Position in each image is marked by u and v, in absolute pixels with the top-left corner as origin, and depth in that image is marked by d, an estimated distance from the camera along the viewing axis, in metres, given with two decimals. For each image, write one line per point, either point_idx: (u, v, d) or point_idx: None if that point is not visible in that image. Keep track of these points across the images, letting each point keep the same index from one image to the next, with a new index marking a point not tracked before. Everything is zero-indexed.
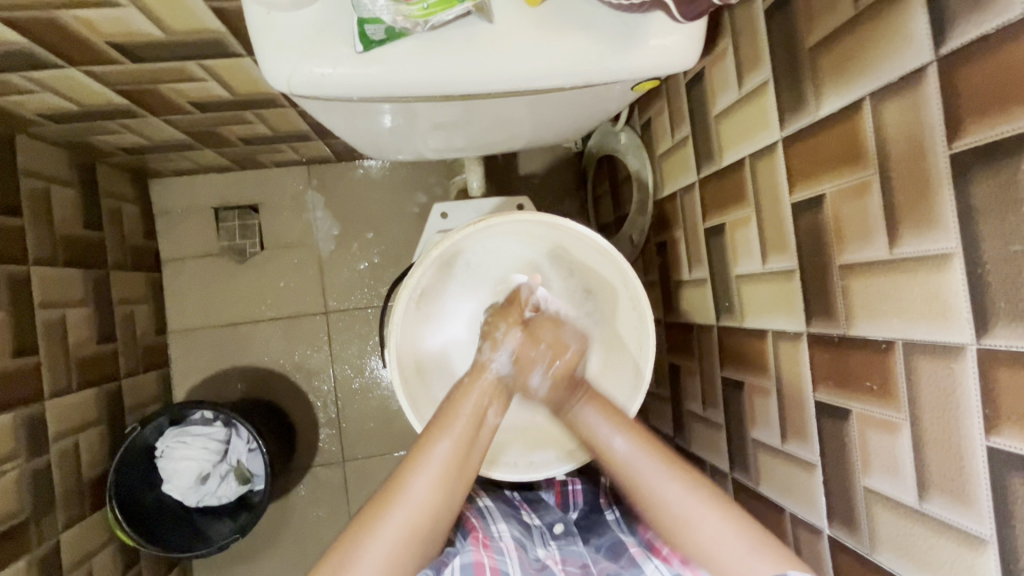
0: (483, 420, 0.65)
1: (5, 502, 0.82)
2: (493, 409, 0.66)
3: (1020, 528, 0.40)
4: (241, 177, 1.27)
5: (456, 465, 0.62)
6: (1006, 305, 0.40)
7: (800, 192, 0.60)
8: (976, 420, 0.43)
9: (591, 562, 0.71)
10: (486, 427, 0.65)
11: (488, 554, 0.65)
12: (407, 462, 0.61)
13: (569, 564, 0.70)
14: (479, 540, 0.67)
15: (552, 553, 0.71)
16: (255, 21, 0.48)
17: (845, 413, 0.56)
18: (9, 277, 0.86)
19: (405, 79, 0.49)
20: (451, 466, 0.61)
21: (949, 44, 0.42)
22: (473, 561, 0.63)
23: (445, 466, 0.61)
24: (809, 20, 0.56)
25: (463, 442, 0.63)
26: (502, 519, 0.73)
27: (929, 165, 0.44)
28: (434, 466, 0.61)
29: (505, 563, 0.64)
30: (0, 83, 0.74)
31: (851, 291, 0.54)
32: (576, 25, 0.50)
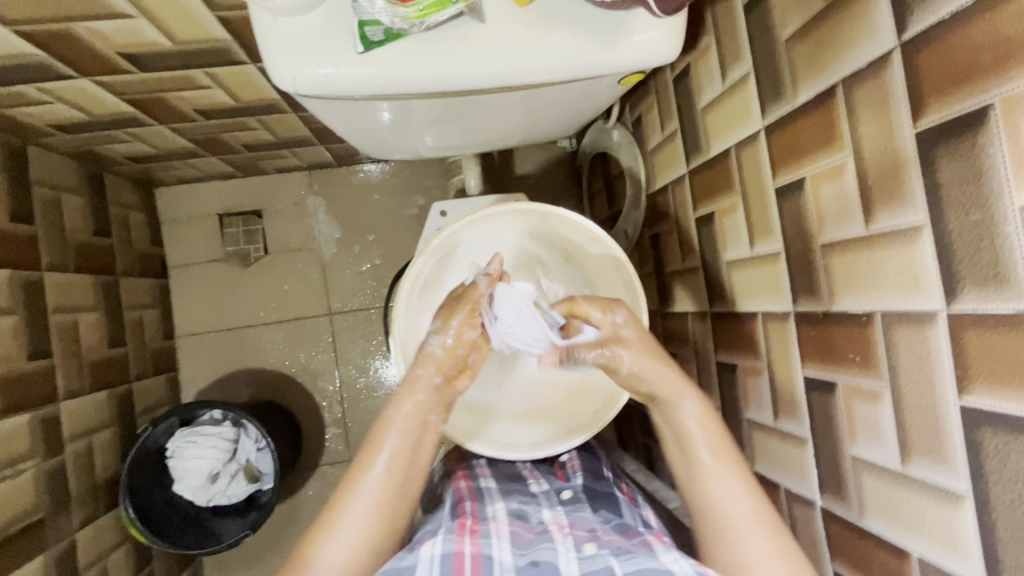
0: (421, 433, 0.66)
1: (23, 501, 0.84)
2: (436, 415, 0.67)
3: (993, 482, 0.43)
4: (245, 183, 1.30)
5: (389, 492, 0.64)
6: (971, 271, 0.42)
7: (783, 177, 0.62)
8: (949, 382, 0.45)
9: (599, 529, 0.66)
10: (425, 439, 0.67)
11: (472, 541, 0.61)
12: (342, 488, 0.64)
13: (576, 530, 0.65)
14: (464, 529, 0.64)
15: (558, 517, 0.69)
16: (261, 26, 0.51)
17: (831, 386, 0.59)
18: (24, 282, 0.89)
19: (403, 78, 0.52)
20: (382, 490, 0.64)
21: (910, 30, 0.45)
22: (453, 550, 0.60)
23: (379, 490, 0.63)
24: (784, 14, 0.59)
25: (398, 466, 0.65)
26: (499, 499, 0.73)
27: (897, 145, 0.47)
28: (370, 489, 0.63)
29: (488, 546, 0.61)
30: (14, 94, 0.77)
31: (832, 269, 0.57)
32: (563, 23, 0.53)
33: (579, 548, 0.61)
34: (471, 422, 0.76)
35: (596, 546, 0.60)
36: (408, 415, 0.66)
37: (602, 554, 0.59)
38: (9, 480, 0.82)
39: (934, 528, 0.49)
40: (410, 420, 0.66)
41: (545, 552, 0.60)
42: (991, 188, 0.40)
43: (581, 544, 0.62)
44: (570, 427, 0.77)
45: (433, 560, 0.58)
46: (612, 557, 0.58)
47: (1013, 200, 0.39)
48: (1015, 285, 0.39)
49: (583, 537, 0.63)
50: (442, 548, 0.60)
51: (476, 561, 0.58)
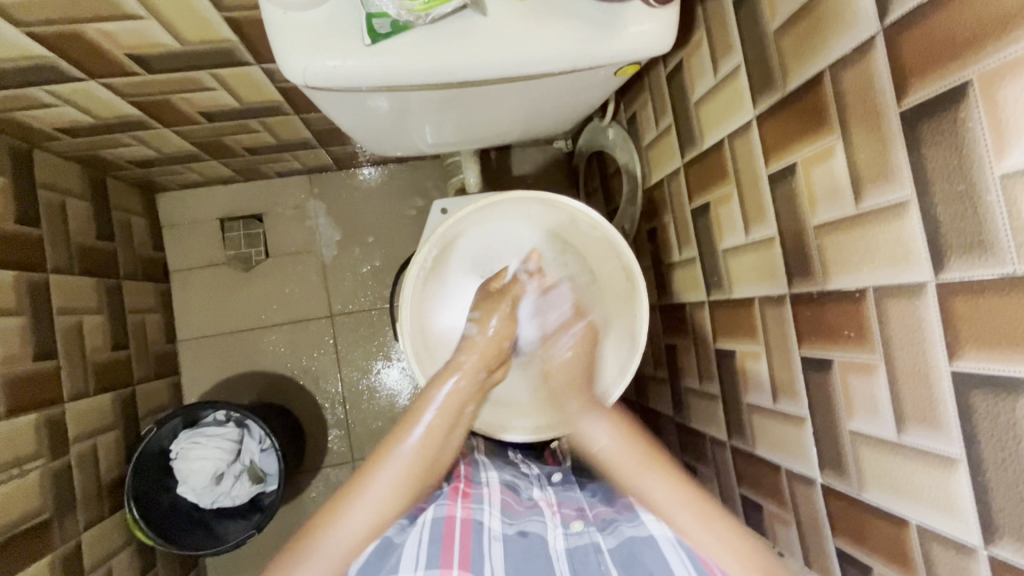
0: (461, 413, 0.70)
1: (29, 500, 0.84)
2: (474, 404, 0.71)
3: (984, 442, 0.44)
4: (246, 188, 1.32)
5: (420, 466, 0.65)
6: (957, 240, 0.44)
7: (775, 163, 0.65)
8: (940, 349, 0.47)
9: (586, 505, 0.74)
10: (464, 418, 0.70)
11: (464, 505, 0.68)
12: (372, 458, 0.65)
13: (564, 506, 0.73)
14: (457, 493, 0.69)
15: (546, 495, 0.75)
16: (271, 21, 0.53)
17: (827, 364, 0.61)
18: (29, 284, 0.90)
19: (409, 69, 0.54)
20: (416, 464, 0.65)
21: (892, 14, 0.47)
22: (445, 514, 0.66)
23: (408, 467, 0.65)
24: (772, 7, 0.62)
25: (428, 449, 0.66)
26: (492, 468, 0.77)
27: (883, 125, 0.49)
28: (399, 463, 0.64)
29: (480, 512, 0.67)
30: (23, 97, 0.79)
31: (825, 248, 0.59)
32: (561, 15, 0.55)
33: (567, 525, 0.69)
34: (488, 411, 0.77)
35: (583, 524, 0.69)
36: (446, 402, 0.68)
37: (589, 531, 0.68)
38: (16, 479, 0.83)
39: (929, 494, 0.50)
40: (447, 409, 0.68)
41: (534, 524, 0.69)
42: (972, 160, 0.42)
43: (567, 521, 0.70)
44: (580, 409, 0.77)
45: (427, 524, 0.65)
46: (596, 533, 0.68)
47: (994, 169, 0.41)
48: (998, 250, 0.41)
49: (571, 515, 0.71)
50: (435, 513, 0.66)
51: (466, 526, 0.65)
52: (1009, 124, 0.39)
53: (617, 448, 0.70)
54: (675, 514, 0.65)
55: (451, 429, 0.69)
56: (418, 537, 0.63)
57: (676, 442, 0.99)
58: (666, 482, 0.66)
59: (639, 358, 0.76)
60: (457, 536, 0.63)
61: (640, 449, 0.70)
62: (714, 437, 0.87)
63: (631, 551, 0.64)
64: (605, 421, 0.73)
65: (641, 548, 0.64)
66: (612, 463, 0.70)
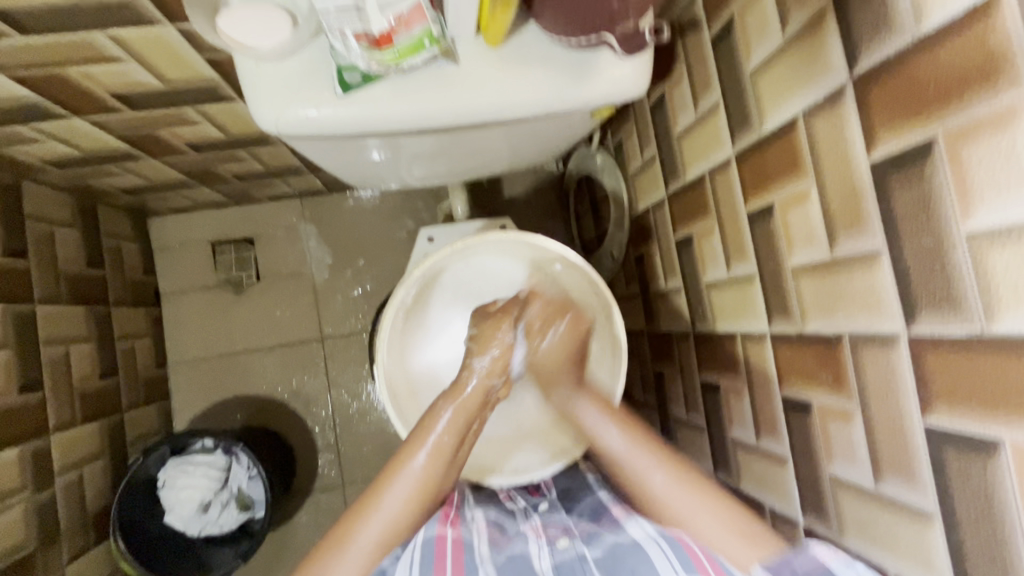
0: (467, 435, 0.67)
1: (12, 535, 0.84)
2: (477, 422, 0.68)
3: (958, 500, 0.44)
4: (238, 212, 1.32)
5: (430, 483, 0.64)
6: (927, 294, 0.44)
7: (754, 203, 0.64)
8: (913, 401, 0.47)
9: (572, 525, 0.69)
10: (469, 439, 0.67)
11: (454, 528, 0.67)
12: (383, 476, 0.64)
13: (551, 528, 0.69)
14: (449, 517, 0.68)
15: (534, 524, 0.70)
16: (246, 72, 0.54)
17: (807, 406, 0.60)
18: (17, 316, 0.90)
19: (383, 117, 0.55)
20: (426, 481, 0.63)
21: (860, 66, 0.47)
22: (438, 533, 0.65)
23: (418, 485, 0.63)
24: (747, 49, 0.62)
25: (437, 465, 0.64)
26: (477, 507, 0.73)
27: (855, 174, 0.49)
28: (408, 482, 0.63)
29: (470, 536, 0.67)
30: (10, 135, 0.79)
31: (803, 291, 0.58)
32: (534, 62, 0.56)
33: (553, 543, 0.65)
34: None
35: (568, 539, 0.65)
36: (450, 422, 0.66)
37: (574, 544, 0.65)
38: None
39: (906, 546, 0.49)
40: (456, 423, 0.66)
41: (521, 545, 0.66)
42: (939, 217, 0.42)
43: (553, 540, 0.66)
44: (558, 448, 0.75)
45: (419, 543, 0.64)
46: (583, 546, 0.64)
47: (961, 228, 0.41)
48: (966, 308, 0.41)
49: (557, 533, 0.67)
50: (427, 531, 0.65)
51: (457, 547, 0.64)
52: (974, 185, 0.39)
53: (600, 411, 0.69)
54: (651, 476, 0.63)
55: (457, 447, 0.66)
56: (414, 558, 0.62)
57: None
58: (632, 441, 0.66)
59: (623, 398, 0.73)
60: (448, 556, 0.63)
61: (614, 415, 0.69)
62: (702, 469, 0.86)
63: (615, 558, 0.61)
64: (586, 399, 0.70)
65: (626, 552, 0.60)
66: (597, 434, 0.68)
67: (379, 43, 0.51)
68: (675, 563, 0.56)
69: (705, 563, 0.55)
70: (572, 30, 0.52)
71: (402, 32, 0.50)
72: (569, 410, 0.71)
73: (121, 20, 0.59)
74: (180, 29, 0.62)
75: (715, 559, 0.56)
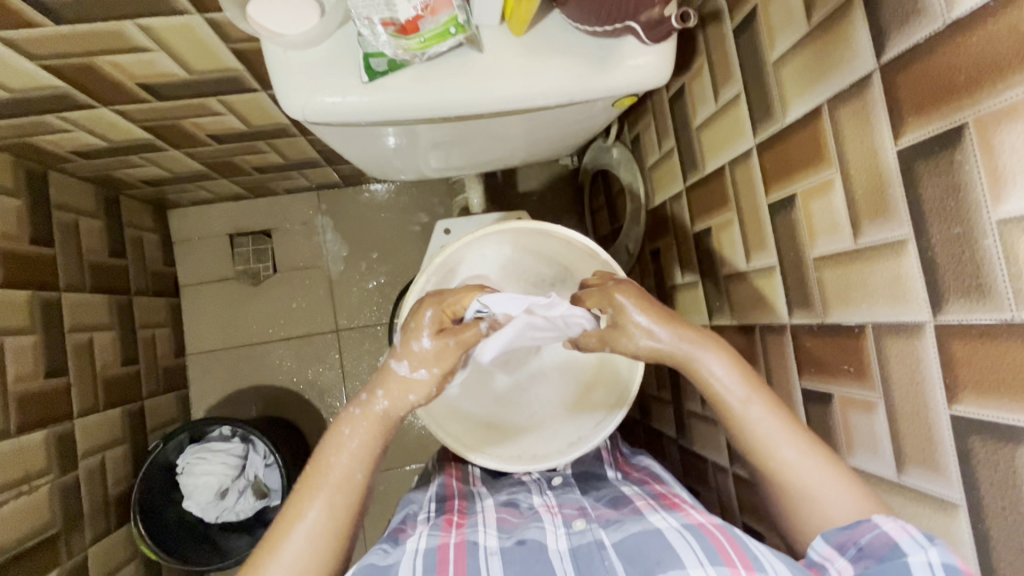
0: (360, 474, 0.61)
1: (38, 515, 0.86)
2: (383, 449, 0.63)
3: (985, 490, 0.44)
4: (255, 204, 1.34)
5: (335, 529, 0.58)
6: (955, 282, 0.44)
7: (776, 193, 0.64)
8: (938, 391, 0.47)
9: (588, 506, 0.69)
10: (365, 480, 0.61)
11: (458, 532, 0.63)
12: (275, 530, 0.58)
13: (566, 508, 0.68)
14: (449, 524, 0.65)
15: (547, 500, 0.71)
16: (273, 59, 0.55)
17: (828, 398, 0.59)
18: (43, 302, 0.92)
19: (407, 105, 0.55)
20: (328, 526, 0.58)
21: (889, 53, 0.47)
22: (438, 543, 0.61)
23: (319, 532, 0.57)
24: (770, 38, 0.62)
25: (343, 504, 0.59)
26: (488, 497, 0.74)
27: (881, 163, 0.49)
28: (308, 530, 0.57)
29: (473, 534, 0.63)
30: (39, 124, 0.81)
31: (825, 282, 0.58)
32: (557, 50, 0.56)
33: (569, 525, 0.64)
34: (456, 428, 0.74)
35: (585, 521, 0.64)
36: (352, 459, 0.61)
37: (591, 527, 0.63)
38: (25, 496, 0.84)
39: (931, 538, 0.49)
40: (360, 454, 0.61)
41: (533, 531, 0.63)
42: (969, 203, 0.42)
43: (570, 521, 0.65)
44: (570, 441, 0.74)
45: (418, 553, 0.59)
46: (600, 530, 0.62)
47: (992, 215, 0.40)
48: (996, 295, 0.41)
49: (573, 514, 0.67)
50: (427, 542, 0.61)
51: (461, 549, 0.60)
52: (1005, 170, 0.39)
53: (729, 380, 0.61)
54: (781, 450, 0.58)
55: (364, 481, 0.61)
56: (412, 564, 0.57)
57: (678, 465, 0.97)
58: (766, 411, 0.59)
59: (636, 392, 0.73)
60: (452, 560, 0.58)
61: (746, 384, 0.61)
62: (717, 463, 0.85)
63: (636, 546, 0.58)
64: (717, 355, 0.62)
65: (647, 541, 0.58)
66: (723, 396, 0.61)
67: (406, 31, 0.51)
68: (698, 552, 0.54)
69: (730, 554, 0.53)
70: (596, 18, 0.52)
71: (428, 19, 0.51)
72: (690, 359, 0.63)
73: (152, 9, 0.60)
74: (207, 19, 0.63)
75: (740, 546, 0.54)
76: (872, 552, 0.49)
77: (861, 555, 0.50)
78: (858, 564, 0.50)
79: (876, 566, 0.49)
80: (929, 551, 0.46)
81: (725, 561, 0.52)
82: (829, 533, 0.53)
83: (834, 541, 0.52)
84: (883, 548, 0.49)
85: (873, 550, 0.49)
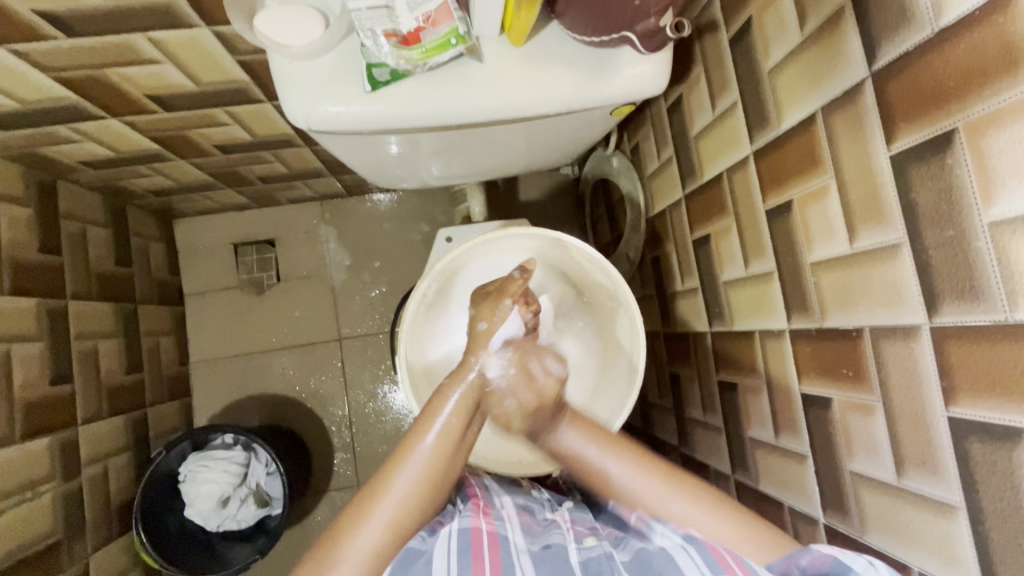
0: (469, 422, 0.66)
1: (41, 522, 0.86)
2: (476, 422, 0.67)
3: (983, 492, 0.44)
4: (259, 214, 1.35)
5: (442, 464, 0.62)
6: (949, 285, 0.44)
7: (772, 200, 0.65)
8: (935, 393, 0.47)
9: (599, 525, 0.68)
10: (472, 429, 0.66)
11: (487, 520, 0.64)
12: (392, 459, 0.62)
13: (579, 525, 0.67)
14: (480, 508, 0.66)
15: (562, 514, 0.70)
16: (278, 70, 0.56)
17: (827, 402, 0.60)
18: (50, 310, 0.94)
19: (409, 113, 0.57)
20: (438, 461, 0.62)
21: (879, 61, 0.48)
22: (471, 525, 0.63)
23: (428, 466, 0.61)
24: (764, 47, 0.63)
25: (448, 450, 0.63)
26: (504, 494, 0.73)
27: (874, 169, 0.50)
28: (420, 461, 0.61)
29: (504, 528, 0.64)
30: (50, 135, 0.83)
31: (822, 287, 0.58)
32: (554, 61, 0.58)
33: (579, 541, 0.63)
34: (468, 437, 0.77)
35: (596, 538, 0.63)
36: (458, 403, 0.66)
37: (602, 544, 0.62)
38: (29, 502, 0.85)
39: (931, 543, 0.49)
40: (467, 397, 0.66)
41: (555, 538, 0.64)
42: (961, 207, 0.43)
43: (581, 537, 0.64)
44: None
45: (452, 533, 0.62)
46: (610, 547, 0.61)
47: (982, 218, 0.41)
48: (989, 297, 0.41)
49: (584, 531, 0.65)
50: (461, 523, 0.63)
51: (494, 539, 0.62)
52: (995, 173, 0.40)
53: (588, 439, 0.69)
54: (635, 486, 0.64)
55: (468, 427, 0.66)
56: (445, 546, 0.60)
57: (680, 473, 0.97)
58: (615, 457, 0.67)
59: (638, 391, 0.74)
60: (484, 547, 0.60)
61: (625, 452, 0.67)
62: (718, 469, 0.85)
63: (643, 560, 0.57)
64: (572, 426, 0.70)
65: (653, 555, 0.57)
66: (587, 462, 0.67)
67: (407, 42, 0.53)
68: (700, 564, 0.54)
69: (730, 563, 0.53)
70: (593, 28, 0.53)
71: (429, 30, 0.53)
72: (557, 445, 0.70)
73: (162, 22, 0.62)
74: (215, 32, 0.65)
75: (741, 559, 0.54)
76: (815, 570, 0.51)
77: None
78: None
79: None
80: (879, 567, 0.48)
81: (724, 570, 0.52)
82: (773, 564, 0.55)
83: (777, 569, 0.54)
84: (823, 565, 0.51)
85: (814, 570, 0.51)
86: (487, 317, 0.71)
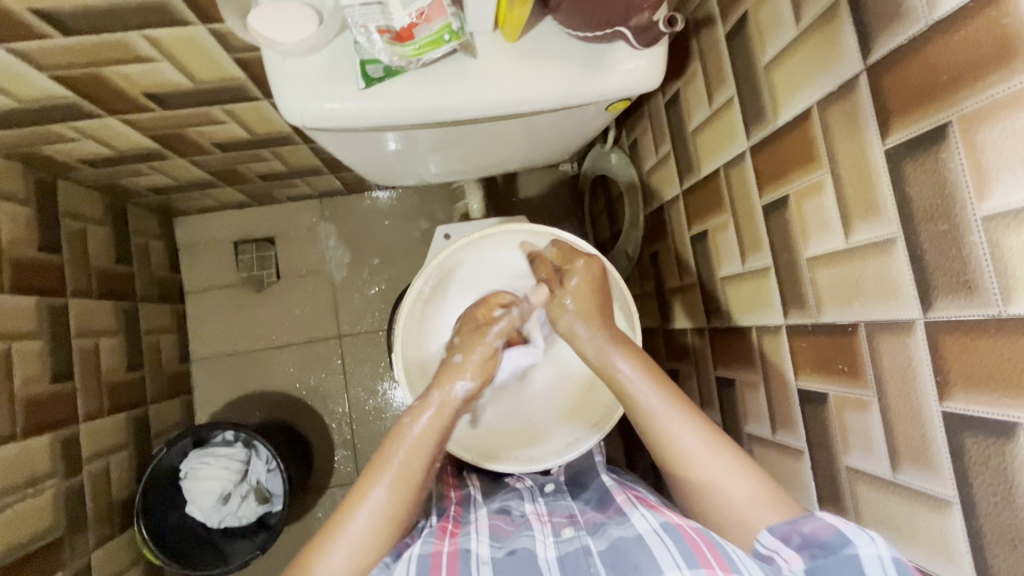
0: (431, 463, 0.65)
1: (43, 518, 0.87)
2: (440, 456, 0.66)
3: (976, 486, 0.44)
4: (259, 212, 1.35)
5: (398, 509, 0.62)
6: (943, 279, 0.44)
7: (769, 194, 0.64)
8: (930, 387, 0.47)
9: (577, 513, 0.70)
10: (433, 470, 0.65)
11: (450, 541, 0.63)
12: (347, 503, 0.62)
13: (556, 516, 0.69)
14: (443, 532, 0.65)
15: (538, 508, 0.71)
16: (272, 66, 0.56)
17: (824, 398, 0.60)
18: (51, 308, 0.94)
19: (403, 110, 0.57)
20: (393, 507, 0.61)
21: (875, 54, 0.48)
22: (431, 550, 0.61)
23: (383, 511, 0.61)
24: (760, 41, 0.63)
25: (403, 493, 0.62)
26: (482, 506, 0.73)
27: (870, 164, 0.49)
28: (372, 508, 0.61)
29: (467, 543, 0.63)
30: (48, 133, 0.83)
31: (818, 282, 0.58)
32: (548, 56, 0.57)
33: (557, 534, 0.65)
34: (464, 436, 0.75)
35: (573, 530, 0.65)
36: (416, 445, 0.64)
37: (579, 536, 0.64)
38: (30, 498, 0.86)
39: (926, 538, 0.49)
40: (426, 436, 0.65)
41: (524, 540, 0.63)
42: (955, 201, 0.42)
43: (559, 530, 0.66)
44: (567, 443, 0.76)
45: (413, 558, 0.60)
46: (587, 537, 0.63)
47: (976, 212, 0.41)
48: (983, 291, 0.41)
49: (562, 523, 0.67)
50: (421, 548, 0.61)
51: (454, 557, 0.61)
52: (990, 166, 0.40)
53: (639, 378, 0.67)
54: (680, 436, 0.63)
55: (429, 469, 0.65)
56: (405, 569, 0.58)
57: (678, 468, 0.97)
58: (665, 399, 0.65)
59: None
60: (444, 565, 0.59)
61: (663, 385, 0.66)
62: None
63: (620, 551, 0.58)
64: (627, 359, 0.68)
65: (629, 546, 0.58)
66: (631, 390, 0.66)
67: (401, 38, 0.54)
68: (675, 555, 0.54)
69: (706, 554, 0.53)
70: (586, 23, 0.53)
71: (422, 27, 0.54)
72: (602, 355, 0.69)
73: (157, 20, 0.62)
74: (211, 29, 0.65)
75: (718, 548, 0.54)
76: (817, 539, 0.52)
77: (805, 543, 0.52)
78: (803, 552, 0.52)
79: (820, 553, 0.51)
80: (878, 542, 0.49)
81: (702, 563, 0.52)
82: (773, 526, 0.55)
83: (778, 533, 0.54)
84: (826, 535, 0.51)
85: (816, 538, 0.52)
86: (460, 348, 0.70)
